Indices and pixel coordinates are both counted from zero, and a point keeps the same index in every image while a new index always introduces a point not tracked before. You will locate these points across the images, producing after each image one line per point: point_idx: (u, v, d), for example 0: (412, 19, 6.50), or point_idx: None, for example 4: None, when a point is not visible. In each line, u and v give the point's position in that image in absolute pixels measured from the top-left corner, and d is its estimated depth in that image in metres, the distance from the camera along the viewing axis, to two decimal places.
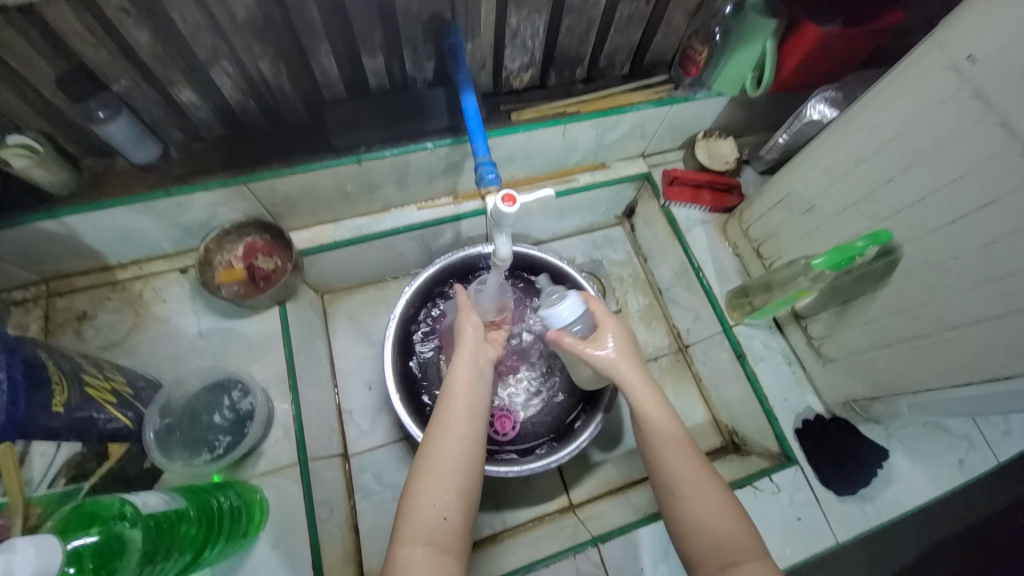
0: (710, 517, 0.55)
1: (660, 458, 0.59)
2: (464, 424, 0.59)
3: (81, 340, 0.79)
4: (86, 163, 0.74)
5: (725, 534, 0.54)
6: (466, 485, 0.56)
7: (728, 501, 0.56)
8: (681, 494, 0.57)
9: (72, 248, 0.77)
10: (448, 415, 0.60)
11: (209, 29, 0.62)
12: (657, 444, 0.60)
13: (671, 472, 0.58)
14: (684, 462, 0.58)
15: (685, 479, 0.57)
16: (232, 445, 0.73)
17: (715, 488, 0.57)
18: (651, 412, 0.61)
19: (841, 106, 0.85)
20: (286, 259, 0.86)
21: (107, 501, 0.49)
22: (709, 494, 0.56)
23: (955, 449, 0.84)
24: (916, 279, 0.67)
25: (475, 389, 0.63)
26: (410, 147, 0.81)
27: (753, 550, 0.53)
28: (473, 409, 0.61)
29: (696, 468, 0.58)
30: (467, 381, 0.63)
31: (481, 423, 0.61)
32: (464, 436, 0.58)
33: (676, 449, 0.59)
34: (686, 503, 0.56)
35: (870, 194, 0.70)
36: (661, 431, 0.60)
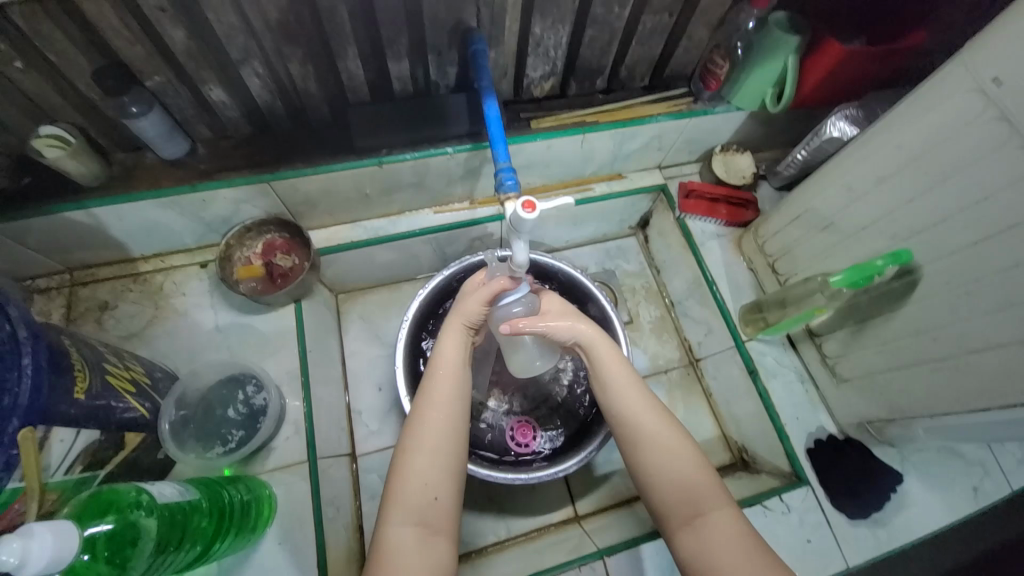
0: (674, 467, 0.57)
1: (624, 415, 0.61)
2: (446, 404, 0.60)
3: (101, 329, 0.81)
4: (116, 157, 0.76)
5: (689, 485, 0.56)
6: (451, 467, 0.57)
7: (691, 451, 0.58)
8: (643, 449, 0.59)
9: (98, 238, 0.79)
10: (430, 395, 0.60)
11: (241, 30, 0.63)
12: (619, 401, 0.62)
13: (634, 426, 0.60)
14: (644, 413, 0.60)
15: (649, 432, 0.59)
16: (243, 439, 0.74)
17: (677, 437, 0.59)
18: (611, 370, 0.64)
19: (862, 124, 0.84)
20: (303, 257, 0.87)
21: (124, 489, 0.49)
22: (671, 442, 0.58)
23: (970, 475, 0.83)
24: (936, 301, 0.66)
25: (460, 370, 0.63)
26: (430, 152, 0.83)
27: (718, 499, 0.55)
28: (453, 390, 0.61)
29: (658, 420, 0.60)
30: (451, 360, 0.64)
31: (464, 403, 0.62)
32: (445, 416, 0.59)
33: (636, 402, 0.61)
34: (651, 455, 0.58)
35: (892, 213, 0.70)
36: (622, 387, 0.62)
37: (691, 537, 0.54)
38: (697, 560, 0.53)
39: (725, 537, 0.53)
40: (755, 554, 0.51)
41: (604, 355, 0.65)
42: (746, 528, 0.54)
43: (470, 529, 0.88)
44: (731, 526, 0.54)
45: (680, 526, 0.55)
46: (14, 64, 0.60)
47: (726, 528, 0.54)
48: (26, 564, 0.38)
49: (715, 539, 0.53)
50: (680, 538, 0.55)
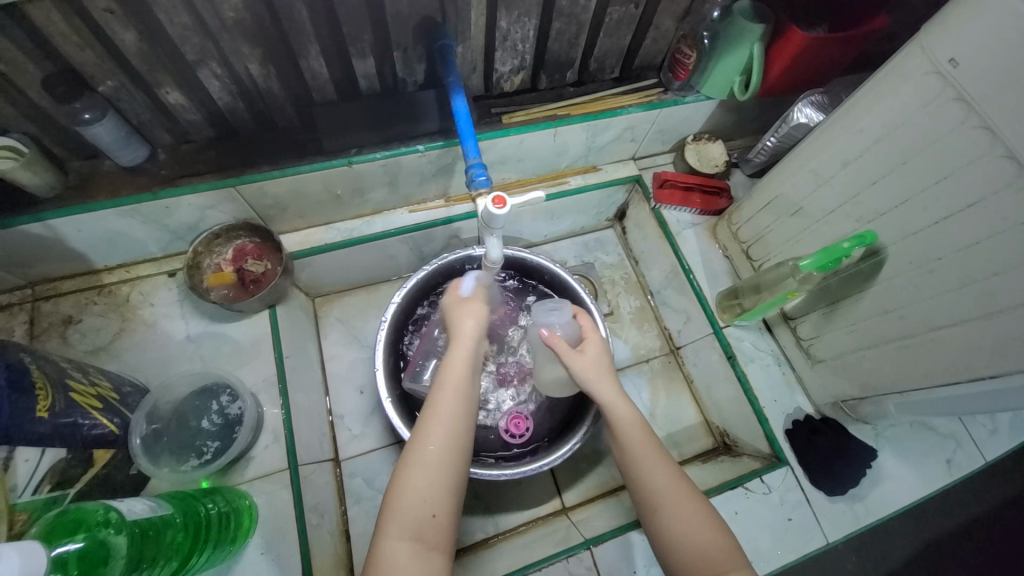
0: (692, 532, 0.55)
1: (642, 478, 0.60)
2: (452, 419, 0.59)
3: (66, 344, 0.78)
4: (72, 165, 0.74)
5: (708, 549, 0.54)
6: (451, 481, 0.56)
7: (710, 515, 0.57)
8: (663, 514, 0.57)
9: (57, 251, 0.76)
10: (438, 409, 0.59)
11: (197, 30, 0.61)
12: (639, 466, 0.60)
13: (653, 490, 0.59)
14: (664, 477, 0.59)
15: (669, 497, 0.58)
16: (220, 450, 0.72)
17: (696, 499, 0.58)
18: (628, 429, 0.63)
19: (827, 109, 0.86)
20: (276, 262, 0.85)
21: (91, 508, 0.48)
22: (690, 508, 0.57)
23: (943, 448, 0.85)
24: (902, 280, 0.68)
25: (466, 380, 0.63)
26: (401, 150, 0.81)
27: (740, 565, 0.54)
28: (461, 398, 0.61)
29: (675, 484, 0.59)
30: (459, 369, 0.63)
31: (470, 415, 0.61)
32: (452, 431, 0.58)
33: (653, 463, 0.60)
34: (673, 519, 0.57)
35: (856, 197, 0.72)
36: (641, 450, 0.61)
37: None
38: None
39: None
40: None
41: (621, 415, 0.64)
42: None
43: (459, 527, 0.88)
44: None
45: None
46: None
47: None
48: None
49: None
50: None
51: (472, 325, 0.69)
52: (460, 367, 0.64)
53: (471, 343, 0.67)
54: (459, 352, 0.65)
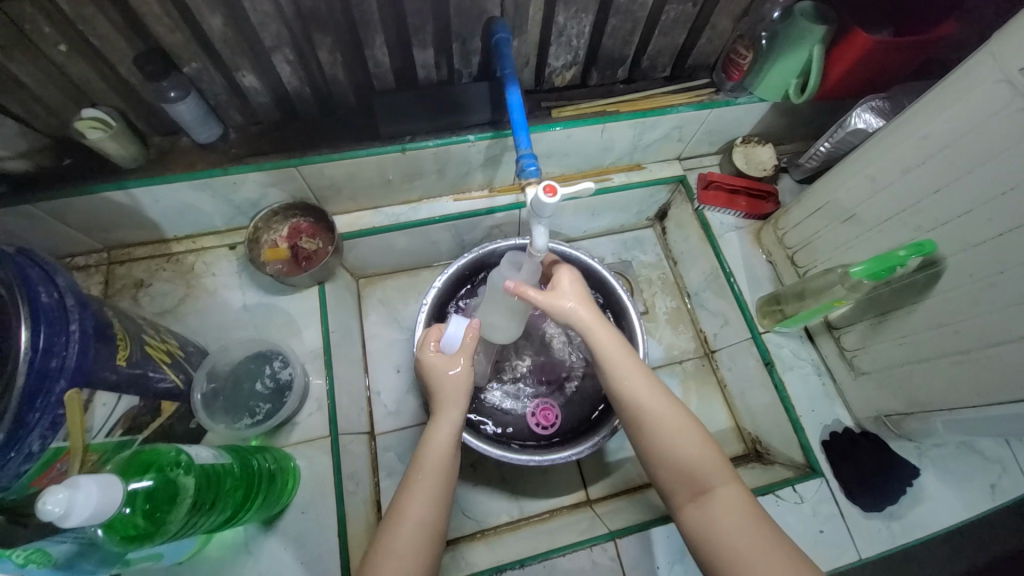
0: (679, 447, 0.60)
1: (627, 400, 0.64)
2: (422, 505, 0.60)
3: (137, 305, 0.85)
4: (153, 140, 0.80)
5: (694, 460, 0.59)
6: (432, 551, 0.59)
7: (694, 430, 0.61)
8: (647, 430, 0.62)
9: (135, 218, 0.82)
10: (411, 495, 0.61)
11: (274, 17, 0.66)
12: (625, 391, 0.64)
13: (638, 409, 0.63)
14: (648, 396, 0.63)
15: (655, 417, 0.62)
16: (271, 412, 0.77)
17: (681, 416, 0.62)
18: (614, 355, 0.66)
19: (888, 115, 0.84)
20: (328, 241, 0.90)
21: (163, 450, 0.52)
22: (676, 424, 0.61)
23: (987, 472, 0.82)
24: (959, 293, 0.65)
25: (447, 459, 0.64)
26: (453, 139, 0.84)
27: (723, 474, 0.58)
28: (439, 478, 0.63)
29: (660, 400, 0.63)
30: (442, 449, 0.65)
31: (444, 501, 0.62)
32: (423, 520, 0.60)
33: (639, 387, 0.64)
34: (660, 434, 0.61)
35: (915, 205, 0.69)
36: (629, 377, 0.65)
37: (696, 511, 0.57)
38: (705, 536, 0.55)
39: (729, 508, 0.55)
40: (760, 527, 0.53)
41: (607, 344, 0.67)
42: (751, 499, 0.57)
43: (484, 509, 0.91)
44: (736, 499, 0.56)
45: (686, 501, 0.58)
46: (61, 48, 0.63)
47: (732, 502, 0.56)
48: (71, 514, 0.41)
49: (721, 512, 0.55)
50: (687, 510, 0.58)
51: (457, 392, 0.69)
52: (444, 448, 0.65)
53: (458, 408, 0.68)
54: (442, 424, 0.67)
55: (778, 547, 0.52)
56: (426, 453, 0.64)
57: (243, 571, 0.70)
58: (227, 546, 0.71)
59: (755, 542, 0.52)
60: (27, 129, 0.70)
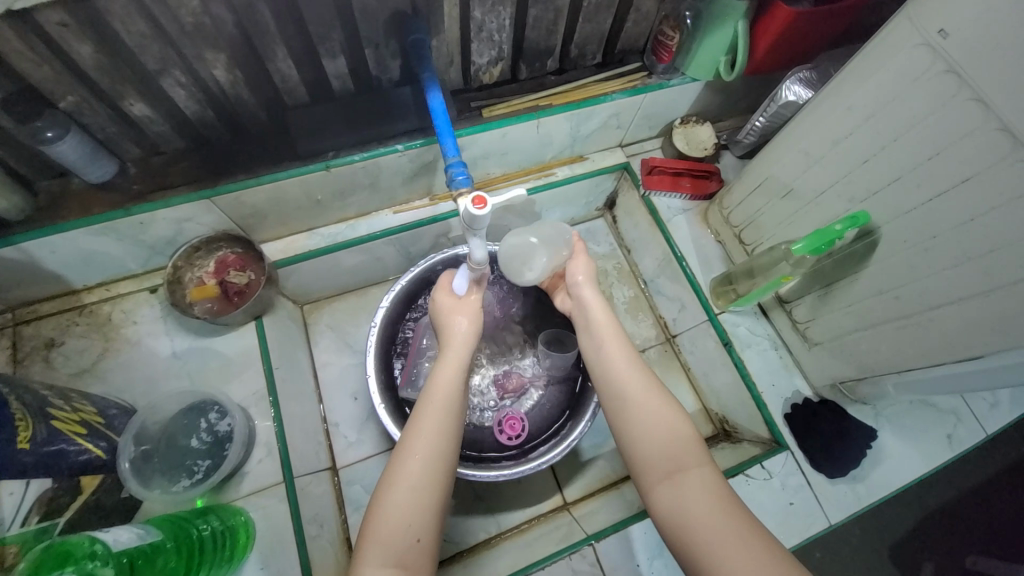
0: (655, 424, 0.58)
1: (611, 377, 0.63)
2: (432, 436, 0.54)
3: (49, 368, 0.76)
4: (40, 185, 0.71)
5: (670, 439, 0.56)
6: (436, 500, 0.52)
7: (675, 411, 0.59)
8: (628, 401, 0.60)
9: (31, 273, 0.74)
10: (421, 425, 0.55)
11: (155, 37, 0.59)
12: (611, 369, 0.63)
13: (620, 388, 0.62)
14: (632, 375, 0.62)
15: (637, 396, 0.60)
16: (212, 468, 0.71)
17: (661, 396, 0.60)
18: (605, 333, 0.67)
19: (815, 86, 0.84)
20: (259, 272, 0.84)
21: (78, 540, 0.47)
22: (657, 403, 0.59)
23: (943, 424, 0.85)
24: (896, 260, 0.66)
25: (453, 398, 0.57)
26: (379, 151, 0.79)
27: (698, 458, 0.55)
28: (449, 413, 0.56)
29: (642, 376, 0.62)
30: (449, 387, 0.58)
31: (456, 434, 0.56)
32: (434, 449, 0.53)
33: (623, 361, 0.63)
34: (637, 411, 0.59)
35: (848, 175, 0.70)
36: (617, 356, 0.64)
37: (668, 491, 0.53)
38: (676, 515, 0.52)
39: (703, 490, 0.52)
40: (732, 509, 0.50)
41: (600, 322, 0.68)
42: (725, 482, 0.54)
43: (461, 529, 0.88)
44: (711, 480, 0.53)
45: (657, 480, 0.55)
46: None
47: (706, 484, 0.53)
48: None
49: (693, 492, 0.52)
50: (658, 493, 0.54)
51: (464, 328, 0.65)
52: (452, 381, 0.59)
53: (466, 350, 0.63)
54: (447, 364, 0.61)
55: (752, 530, 0.48)
56: (438, 383, 0.58)
57: None
58: None
59: (724, 523, 0.49)
60: None
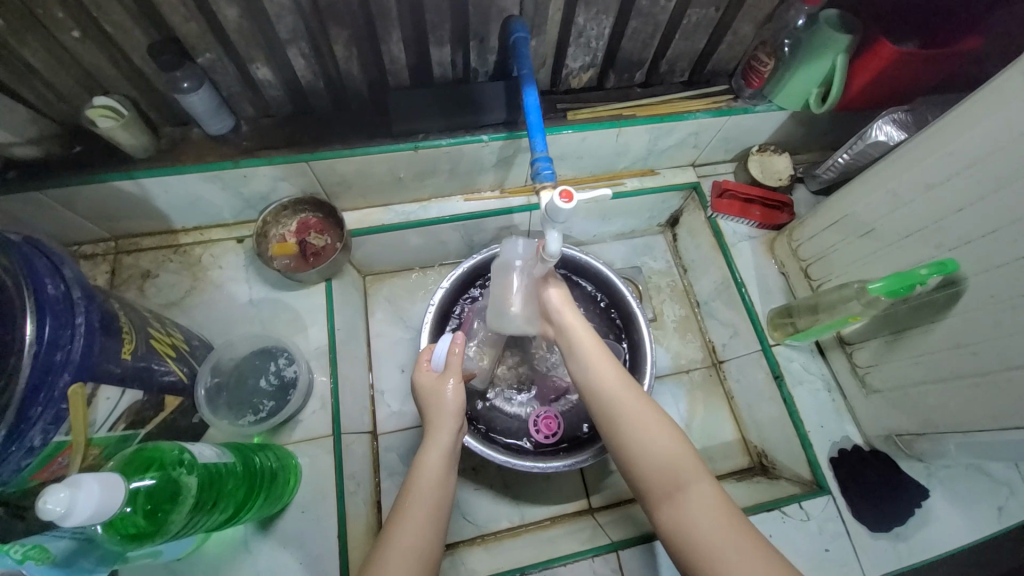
0: (654, 444, 0.60)
1: (605, 405, 0.64)
2: (419, 526, 0.58)
3: (143, 296, 0.84)
4: (164, 130, 0.79)
5: (669, 458, 0.59)
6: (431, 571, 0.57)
7: (670, 429, 0.61)
8: (623, 427, 0.62)
9: (144, 208, 0.81)
10: (405, 511, 0.60)
11: (291, 9, 0.65)
12: (605, 395, 0.65)
13: (616, 415, 0.63)
14: (628, 400, 0.64)
15: (632, 420, 0.62)
16: (274, 410, 0.76)
17: (655, 414, 0.63)
18: (594, 362, 0.68)
19: (910, 129, 0.82)
20: (336, 238, 0.89)
21: (167, 447, 0.51)
22: (654, 427, 0.61)
23: (994, 495, 0.80)
24: (980, 315, 0.64)
25: (438, 481, 0.63)
26: (466, 139, 0.83)
27: (697, 472, 0.57)
28: (431, 502, 0.61)
29: (637, 401, 0.64)
30: (436, 467, 0.64)
31: (440, 519, 0.61)
32: (419, 535, 0.58)
33: (616, 387, 0.65)
34: (636, 433, 0.61)
35: (938, 222, 0.68)
36: (612, 382, 0.65)
37: (671, 510, 0.56)
38: (681, 535, 0.54)
39: (703, 507, 0.55)
40: (732, 525, 0.53)
41: (588, 353, 0.68)
42: (724, 496, 0.56)
43: (484, 513, 0.90)
44: (710, 496, 0.56)
45: (659, 500, 0.57)
46: (74, 35, 0.63)
47: (706, 499, 0.55)
48: (71, 514, 0.39)
49: (695, 511, 0.55)
50: (663, 512, 0.57)
51: (446, 401, 0.68)
52: (437, 466, 0.64)
53: (449, 427, 0.67)
54: (432, 445, 0.65)
55: (751, 544, 0.51)
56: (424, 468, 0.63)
57: (240, 569, 0.69)
58: (226, 544, 0.70)
59: (727, 539, 0.52)
60: (38, 115, 0.70)
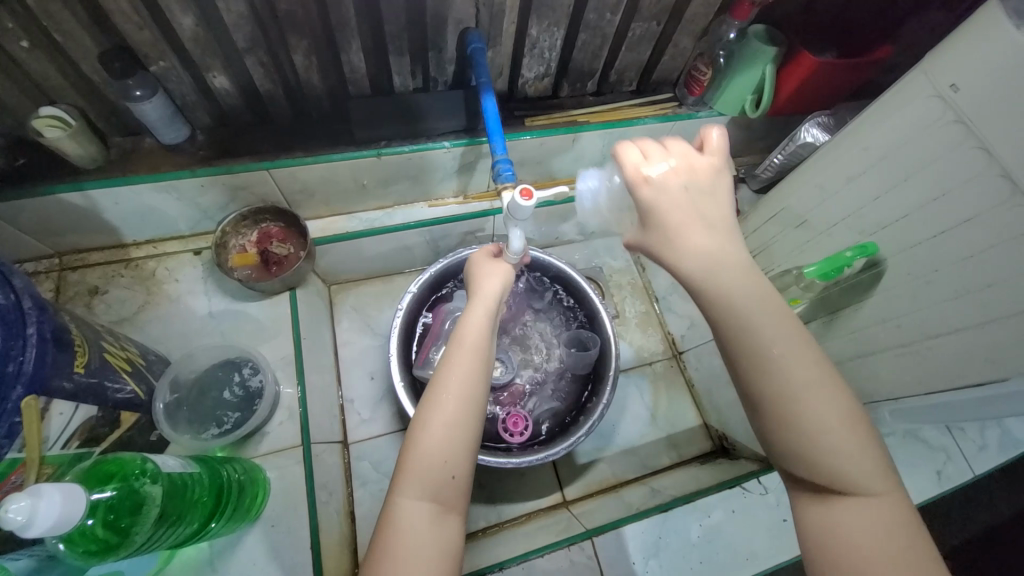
0: (840, 443, 0.45)
1: (780, 376, 0.46)
2: (453, 438, 0.52)
3: (91, 313, 0.80)
4: (114, 140, 0.77)
5: (848, 464, 0.45)
6: (468, 447, 0.53)
7: (861, 426, 0.46)
8: (801, 411, 0.45)
9: (92, 221, 0.78)
10: (429, 417, 0.53)
11: (249, 19, 0.65)
12: (782, 370, 0.46)
13: (798, 402, 0.46)
14: (826, 396, 0.46)
15: (824, 415, 0.45)
16: (239, 421, 0.74)
17: (846, 405, 0.46)
18: (778, 336, 0.46)
19: (832, 131, 0.91)
20: (299, 246, 0.88)
21: (129, 459, 0.49)
22: (847, 435, 0.45)
23: (933, 460, 0.88)
24: (898, 291, 0.72)
25: (484, 340, 0.58)
26: (428, 146, 0.85)
27: (881, 483, 0.45)
28: (468, 389, 0.54)
29: (822, 382, 0.46)
30: (483, 332, 0.58)
31: (476, 418, 0.54)
32: (449, 439, 0.52)
33: (798, 365, 0.46)
34: (812, 427, 0.45)
35: (858, 211, 0.76)
36: (811, 374, 0.46)
37: (820, 506, 0.47)
38: (839, 538, 0.45)
39: (877, 519, 0.44)
40: (903, 543, 0.44)
41: (779, 335, 0.46)
42: (904, 505, 0.46)
43: None
44: (888, 509, 0.45)
45: (805, 493, 0.48)
46: (20, 44, 0.61)
47: (882, 514, 0.45)
48: (32, 524, 0.38)
49: (854, 521, 0.45)
50: (806, 501, 0.48)
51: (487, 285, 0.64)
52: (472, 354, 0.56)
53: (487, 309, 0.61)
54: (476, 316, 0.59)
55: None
56: (463, 342, 0.57)
57: None
58: (189, 566, 0.67)
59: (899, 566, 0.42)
60: None
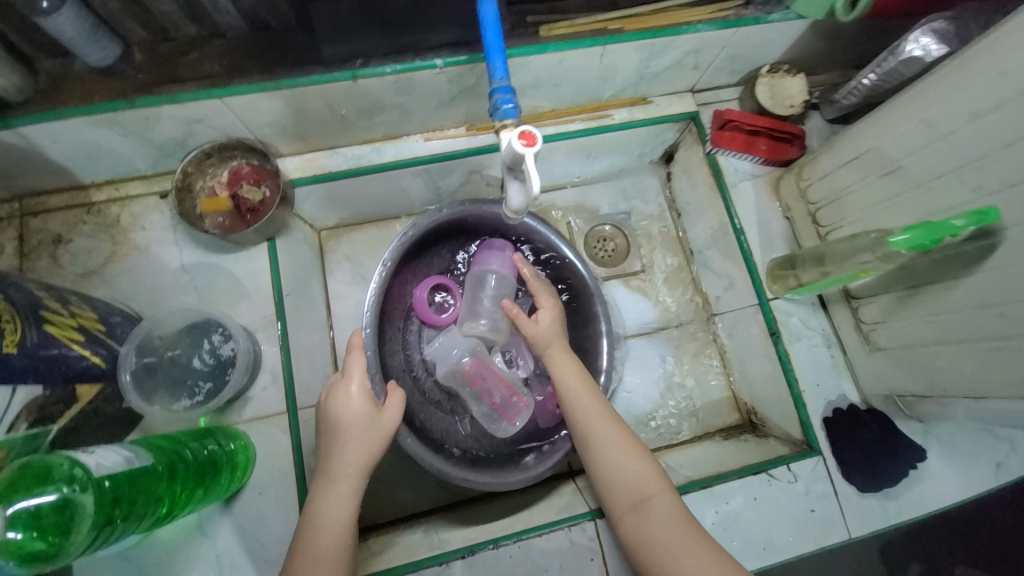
0: (623, 465, 0.63)
1: (585, 416, 0.68)
2: None
3: (58, 266, 0.73)
4: (41, 64, 0.65)
5: (637, 476, 0.62)
6: None
7: (640, 452, 0.65)
8: (594, 449, 0.66)
9: (37, 162, 0.68)
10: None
11: None
12: (580, 411, 0.68)
13: (596, 448, 0.66)
14: (599, 424, 0.67)
15: (611, 452, 0.65)
16: (212, 392, 0.68)
17: (627, 439, 0.66)
18: (576, 388, 0.70)
19: (952, 41, 0.67)
20: (274, 189, 0.76)
21: (55, 460, 0.43)
22: (619, 444, 0.65)
23: (995, 451, 0.76)
24: (1014, 271, 0.55)
25: (345, 531, 0.57)
26: (415, 65, 0.67)
27: (660, 485, 0.62)
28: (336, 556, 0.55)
29: (613, 424, 0.67)
30: (343, 515, 0.57)
31: None
32: None
33: (593, 409, 0.68)
34: (604, 457, 0.65)
35: (979, 160, 0.57)
36: (592, 418, 0.67)
37: (633, 521, 0.61)
38: (644, 547, 0.59)
39: (668, 518, 0.60)
40: (693, 536, 0.58)
41: (583, 401, 0.69)
42: (688, 514, 0.60)
43: None
44: (673, 507, 0.60)
45: (622, 515, 0.62)
46: None
47: (667, 512, 0.60)
48: None
49: (658, 522, 0.59)
50: (625, 522, 0.61)
51: (363, 448, 0.60)
52: (343, 525, 0.57)
53: (358, 471, 0.59)
54: (337, 496, 0.58)
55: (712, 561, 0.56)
56: (328, 520, 0.56)
57: (196, 556, 0.66)
58: (179, 530, 0.66)
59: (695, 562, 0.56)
60: None
